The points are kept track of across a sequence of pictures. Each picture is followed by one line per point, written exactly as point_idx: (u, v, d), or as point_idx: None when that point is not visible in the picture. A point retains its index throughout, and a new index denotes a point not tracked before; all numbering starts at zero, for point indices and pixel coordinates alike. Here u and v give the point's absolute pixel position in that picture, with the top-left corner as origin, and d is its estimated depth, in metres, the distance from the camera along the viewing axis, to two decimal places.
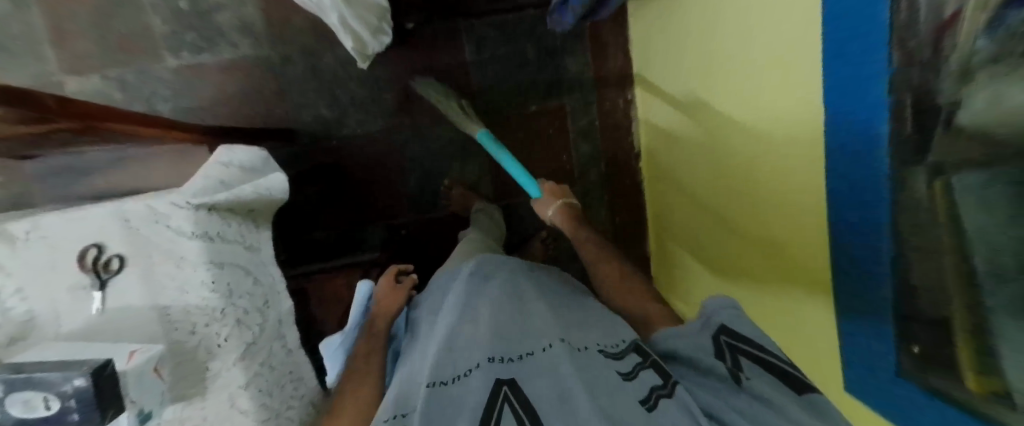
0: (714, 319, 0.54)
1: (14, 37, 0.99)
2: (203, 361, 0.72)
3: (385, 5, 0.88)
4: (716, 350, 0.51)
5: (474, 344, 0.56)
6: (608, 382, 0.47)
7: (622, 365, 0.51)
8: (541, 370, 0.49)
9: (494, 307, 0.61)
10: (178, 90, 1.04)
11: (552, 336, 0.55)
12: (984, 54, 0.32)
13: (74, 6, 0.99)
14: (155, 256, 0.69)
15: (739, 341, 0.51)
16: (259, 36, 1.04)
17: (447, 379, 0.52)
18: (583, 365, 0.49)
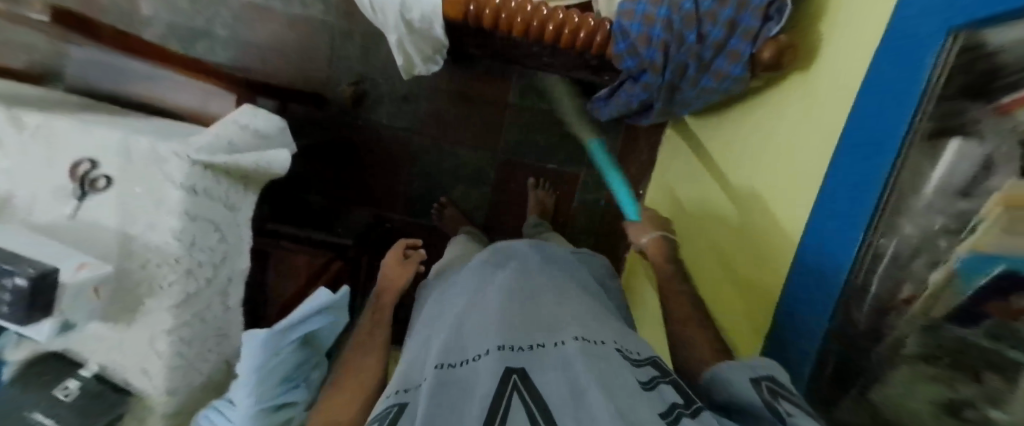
0: (759, 367, 0.47)
1: None
2: (143, 296, 0.62)
3: (446, 41, 0.74)
4: (755, 390, 0.45)
5: (484, 330, 0.52)
6: (622, 384, 0.43)
7: (640, 374, 0.47)
8: (555, 367, 0.45)
9: (505, 295, 0.58)
10: (239, 22, 1.07)
11: (567, 331, 0.51)
12: (920, 349, 0.38)
13: None
14: (139, 181, 0.58)
15: (787, 391, 0.43)
16: (330, 5, 1.07)
17: (456, 362, 0.49)
18: (600, 364, 0.45)
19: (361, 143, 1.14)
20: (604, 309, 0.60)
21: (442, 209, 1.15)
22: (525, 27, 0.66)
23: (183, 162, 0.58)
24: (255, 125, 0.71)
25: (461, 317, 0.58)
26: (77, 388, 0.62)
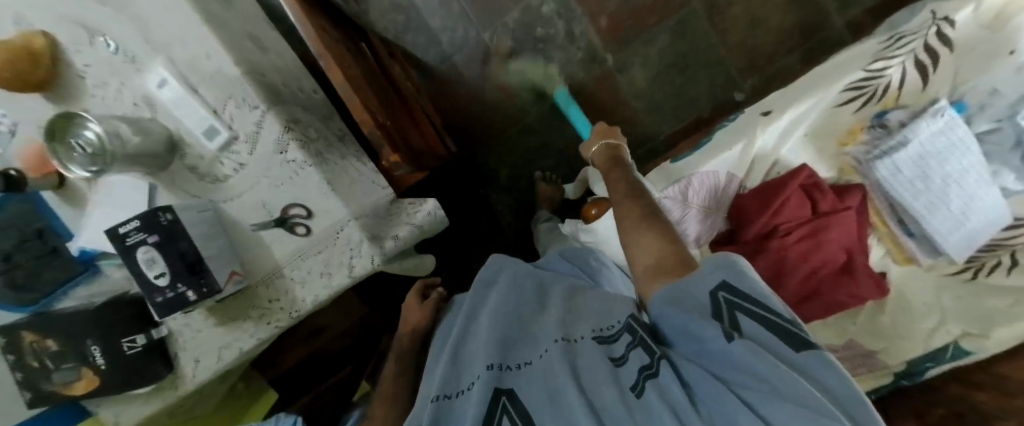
0: (704, 289, 0.40)
1: None
2: (245, 316, 0.62)
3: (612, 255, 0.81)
4: (711, 311, 0.39)
5: (475, 353, 0.52)
6: (594, 376, 0.42)
7: (615, 347, 0.45)
8: (538, 376, 0.45)
9: (491, 309, 0.59)
10: (463, 53, 1.08)
11: (548, 335, 0.50)
12: None
13: None
14: (324, 248, 0.60)
15: (744, 303, 0.38)
16: (542, 101, 1.09)
17: (450, 394, 0.48)
18: (581, 375, 0.42)
19: (471, 211, 1.13)
20: (591, 303, 0.56)
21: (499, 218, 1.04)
22: None
23: (368, 262, 0.60)
24: (424, 227, 0.70)
25: (462, 341, 0.56)
26: (143, 345, 0.60)
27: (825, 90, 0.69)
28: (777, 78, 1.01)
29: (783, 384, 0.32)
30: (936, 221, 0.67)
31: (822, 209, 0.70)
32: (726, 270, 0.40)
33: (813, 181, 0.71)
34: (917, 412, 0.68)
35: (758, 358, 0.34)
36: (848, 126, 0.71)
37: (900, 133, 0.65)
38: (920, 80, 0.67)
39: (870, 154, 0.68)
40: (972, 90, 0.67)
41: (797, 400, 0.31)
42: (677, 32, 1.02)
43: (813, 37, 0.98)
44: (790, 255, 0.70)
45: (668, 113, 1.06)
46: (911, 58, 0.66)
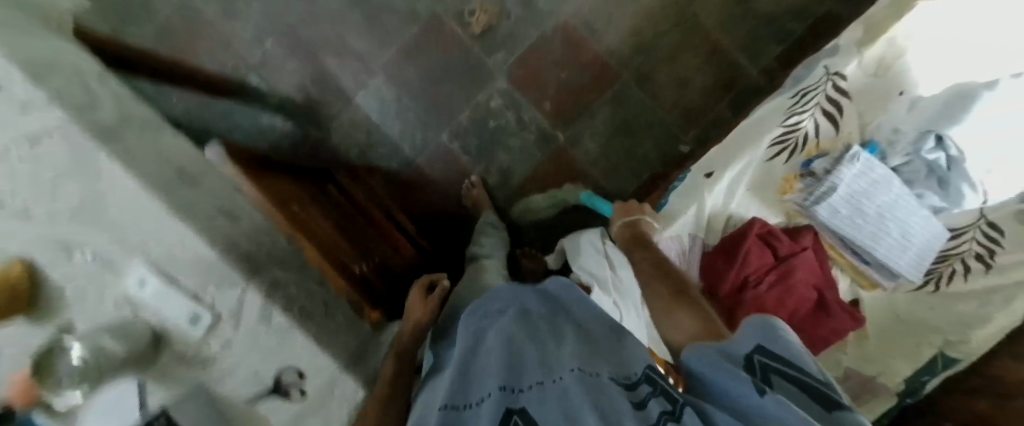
0: (738, 351, 0.40)
1: (384, 27, 1.07)
2: None
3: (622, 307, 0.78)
4: (745, 368, 0.38)
5: (485, 366, 0.46)
6: (610, 407, 0.37)
7: (633, 391, 0.40)
8: (554, 401, 0.39)
9: (503, 325, 0.52)
10: (426, 154, 1.14)
11: (566, 364, 0.44)
12: None
13: (435, 54, 1.08)
14: (318, 408, 0.66)
15: (779, 365, 0.38)
16: (506, 184, 1.14)
17: (459, 404, 0.43)
18: (603, 406, 0.37)
19: None
20: (606, 341, 0.49)
21: (471, 188, 1.11)
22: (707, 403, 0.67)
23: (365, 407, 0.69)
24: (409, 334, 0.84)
25: (473, 351, 0.50)
26: None
27: (754, 148, 0.75)
28: (712, 127, 1.10)
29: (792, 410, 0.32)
30: (885, 249, 0.71)
31: (782, 254, 0.74)
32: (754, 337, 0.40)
33: (767, 228, 0.75)
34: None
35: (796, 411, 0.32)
36: (783, 176, 0.77)
37: (828, 179, 0.71)
38: (831, 128, 0.74)
39: (806, 201, 0.73)
40: (877, 129, 0.74)
41: None
42: (616, 103, 1.10)
43: (736, 87, 1.08)
44: (766, 304, 0.71)
45: (622, 175, 1.12)
46: (821, 108, 0.74)
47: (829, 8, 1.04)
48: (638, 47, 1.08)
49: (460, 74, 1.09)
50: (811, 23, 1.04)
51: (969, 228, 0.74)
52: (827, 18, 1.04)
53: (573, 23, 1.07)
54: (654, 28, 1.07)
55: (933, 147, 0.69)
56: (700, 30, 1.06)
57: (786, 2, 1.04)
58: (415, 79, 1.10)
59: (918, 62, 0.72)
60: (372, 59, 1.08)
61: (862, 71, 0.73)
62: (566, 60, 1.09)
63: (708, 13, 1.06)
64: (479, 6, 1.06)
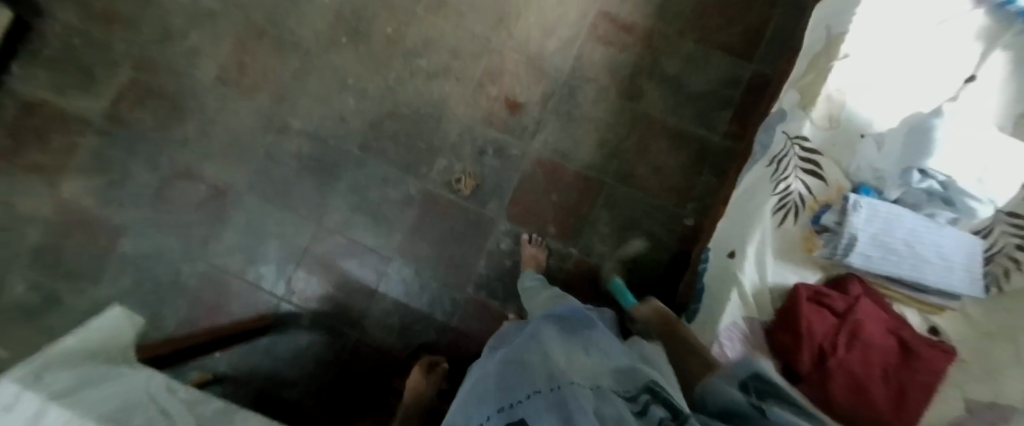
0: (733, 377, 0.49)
1: (387, 216, 1.16)
2: None
3: None
4: (738, 388, 0.46)
5: (484, 394, 0.44)
6: (612, 413, 0.34)
7: (632, 405, 0.37)
8: (547, 403, 0.36)
9: (504, 356, 0.51)
10: (457, 313, 1.14)
11: (565, 375, 0.41)
12: None
13: (438, 222, 1.16)
14: None
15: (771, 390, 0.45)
16: None
17: None
18: (596, 404, 0.35)
19: None
20: (599, 364, 0.46)
21: None
22: None
23: None
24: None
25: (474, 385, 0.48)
26: None
27: (759, 222, 0.78)
28: (709, 195, 1.13)
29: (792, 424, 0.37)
30: (933, 274, 0.69)
31: (840, 311, 0.72)
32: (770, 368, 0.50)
33: (813, 287, 0.75)
34: None
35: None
36: (800, 236, 0.77)
37: (844, 230, 0.71)
38: (820, 182, 0.77)
39: (836, 254, 0.72)
40: (858, 170, 0.77)
41: None
42: (612, 205, 1.15)
43: (711, 155, 1.14)
44: (855, 367, 0.67)
45: (646, 267, 1.12)
46: (800, 169, 0.78)
47: (758, 68, 1.16)
48: (610, 154, 1.16)
49: (465, 234, 1.16)
50: (749, 84, 1.15)
51: (991, 223, 0.76)
52: (760, 76, 1.15)
53: (548, 154, 1.17)
54: (617, 133, 1.17)
55: (920, 178, 0.68)
56: (657, 121, 1.16)
57: (719, 75, 1.16)
58: (427, 250, 1.15)
59: (861, 103, 0.78)
60: (384, 248, 1.15)
61: (818, 128, 0.79)
62: (553, 185, 1.16)
63: (658, 106, 1.17)
64: (461, 172, 1.17)
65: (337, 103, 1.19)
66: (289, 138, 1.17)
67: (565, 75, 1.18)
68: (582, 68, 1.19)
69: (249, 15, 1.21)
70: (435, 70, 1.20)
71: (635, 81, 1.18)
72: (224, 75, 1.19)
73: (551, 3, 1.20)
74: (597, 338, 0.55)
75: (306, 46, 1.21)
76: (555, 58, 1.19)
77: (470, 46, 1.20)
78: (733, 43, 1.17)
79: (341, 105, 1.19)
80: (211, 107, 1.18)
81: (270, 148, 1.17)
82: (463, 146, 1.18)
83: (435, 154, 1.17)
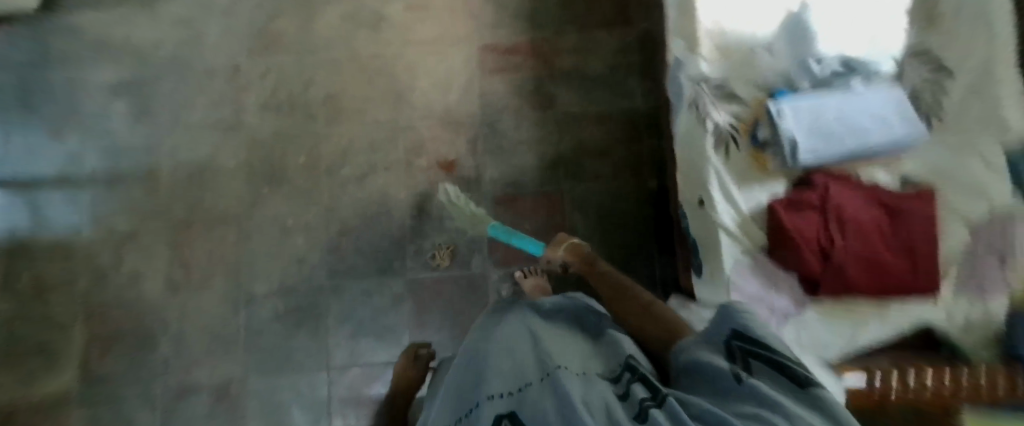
0: (721, 338, 0.41)
1: (386, 325, 1.14)
2: None
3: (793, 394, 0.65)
4: (726, 356, 0.39)
5: (475, 381, 0.46)
6: (601, 397, 0.36)
7: (614, 386, 0.40)
8: (539, 399, 0.38)
9: (485, 339, 0.52)
10: None
11: (550, 363, 0.43)
12: None
13: (435, 305, 1.14)
14: None
15: (753, 344, 0.38)
16: None
17: None
18: (582, 394, 0.36)
19: None
20: (579, 347, 0.51)
21: None
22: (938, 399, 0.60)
23: None
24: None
25: (464, 365, 0.50)
26: None
27: (709, 165, 0.79)
28: (658, 154, 1.15)
29: (760, 390, 0.31)
30: (875, 136, 0.72)
31: (818, 203, 0.72)
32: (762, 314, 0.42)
33: (785, 198, 0.75)
34: None
35: (765, 391, 0.31)
36: (749, 157, 0.79)
37: (783, 136, 0.75)
38: (740, 105, 0.81)
39: (788, 161, 0.75)
40: (766, 79, 0.82)
41: (764, 406, 0.30)
42: (579, 206, 1.15)
43: (641, 118, 1.17)
44: (858, 248, 0.69)
45: (639, 245, 1.12)
46: (717, 104, 0.82)
47: (640, 26, 1.21)
48: (554, 164, 1.18)
49: (466, 303, 1.14)
50: (639, 43, 1.20)
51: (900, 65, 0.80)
52: (645, 32, 1.20)
53: (500, 192, 1.18)
54: (550, 143, 1.19)
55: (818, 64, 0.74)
56: (578, 114, 1.19)
57: (610, 49, 1.20)
58: (438, 336, 1.13)
59: (737, 24, 0.83)
60: (398, 355, 1.13)
61: (711, 63, 0.83)
62: (519, 216, 1.16)
63: (572, 101, 1.19)
64: (433, 250, 1.17)
65: (289, 250, 1.19)
66: (261, 304, 1.16)
67: (477, 117, 1.20)
68: (488, 103, 1.21)
69: (170, 215, 1.22)
70: (361, 172, 1.21)
71: (540, 90, 1.21)
72: (173, 280, 1.18)
73: (431, 64, 1.24)
74: (570, 315, 0.60)
75: (235, 214, 1.21)
76: (461, 107, 1.21)
77: (381, 136, 1.22)
78: (607, 16, 1.22)
79: (294, 249, 1.19)
80: (176, 316, 1.17)
81: (249, 323, 1.16)
82: (422, 225, 1.18)
83: (400, 245, 1.17)
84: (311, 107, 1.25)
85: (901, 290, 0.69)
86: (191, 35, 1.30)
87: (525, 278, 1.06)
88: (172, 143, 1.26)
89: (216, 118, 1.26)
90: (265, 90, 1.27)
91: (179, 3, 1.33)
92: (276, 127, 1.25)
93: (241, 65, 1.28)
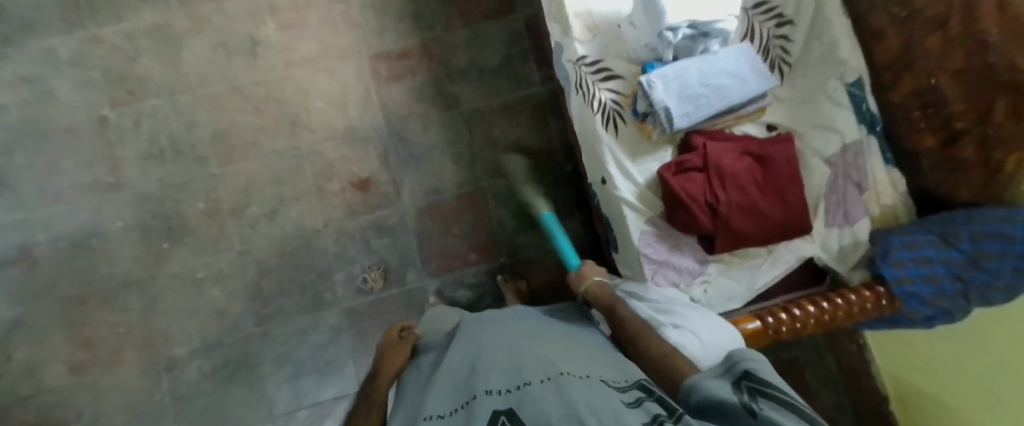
0: (737, 366, 0.45)
1: (328, 357, 1.11)
2: None
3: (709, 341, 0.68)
4: (734, 390, 0.42)
5: (489, 369, 0.53)
6: (601, 399, 0.40)
7: (625, 397, 0.43)
8: (533, 399, 0.42)
9: (499, 339, 0.62)
10: None
11: (552, 373, 0.47)
12: None
13: (376, 327, 1.12)
14: None
15: (762, 382, 0.41)
16: None
17: (446, 412, 0.49)
18: (582, 393, 0.41)
19: None
20: (595, 360, 0.55)
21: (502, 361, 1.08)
22: (817, 320, 0.71)
23: None
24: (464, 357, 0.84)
25: (477, 354, 0.60)
26: None
27: (601, 144, 0.83)
28: (564, 138, 1.19)
29: None
30: (737, 93, 0.77)
31: (700, 164, 0.78)
32: (771, 365, 0.45)
33: (672, 163, 0.79)
34: (949, 124, 0.69)
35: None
36: (635, 130, 0.84)
37: (656, 107, 0.76)
38: (618, 82, 0.84)
39: (665, 129, 0.78)
40: (634, 54, 0.84)
41: None
42: (500, 202, 1.17)
43: (542, 106, 1.20)
44: (738, 199, 0.76)
45: (563, 228, 1.16)
46: (598, 83, 0.84)
47: (524, 14, 1.22)
48: (469, 164, 1.18)
49: (407, 318, 1.13)
50: (527, 31, 1.21)
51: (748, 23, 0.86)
52: (530, 20, 1.21)
53: (421, 202, 1.17)
54: (461, 144, 1.18)
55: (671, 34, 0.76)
56: (483, 111, 1.19)
57: (501, 41, 1.21)
58: None
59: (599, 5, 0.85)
60: (347, 384, 1.10)
61: (585, 44, 0.85)
62: (444, 222, 1.16)
63: (474, 98, 1.19)
64: (364, 273, 1.14)
65: (206, 303, 1.12)
66: (186, 365, 1.09)
67: (383, 130, 1.18)
68: (391, 114, 1.18)
69: (58, 293, 1.11)
70: (270, 208, 1.15)
71: (441, 93, 1.20)
72: (77, 362, 1.09)
73: (323, 82, 1.19)
74: (591, 343, 0.65)
75: (136, 277, 1.12)
76: (363, 122, 1.18)
77: (285, 166, 1.16)
78: (491, 8, 1.22)
79: (211, 301, 1.12)
80: (90, 398, 1.07)
81: (177, 388, 1.09)
82: (347, 249, 1.14)
83: (328, 275, 1.14)
84: (199, 149, 1.17)
85: (780, 230, 0.77)
86: (40, 92, 1.17)
87: (506, 283, 1.10)
88: (43, 214, 1.13)
89: (91, 179, 1.15)
90: (141, 138, 1.17)
91: (13, 56, 1.17)
92: (164, 176, 1.15)
93: (108, 116, 1.17)
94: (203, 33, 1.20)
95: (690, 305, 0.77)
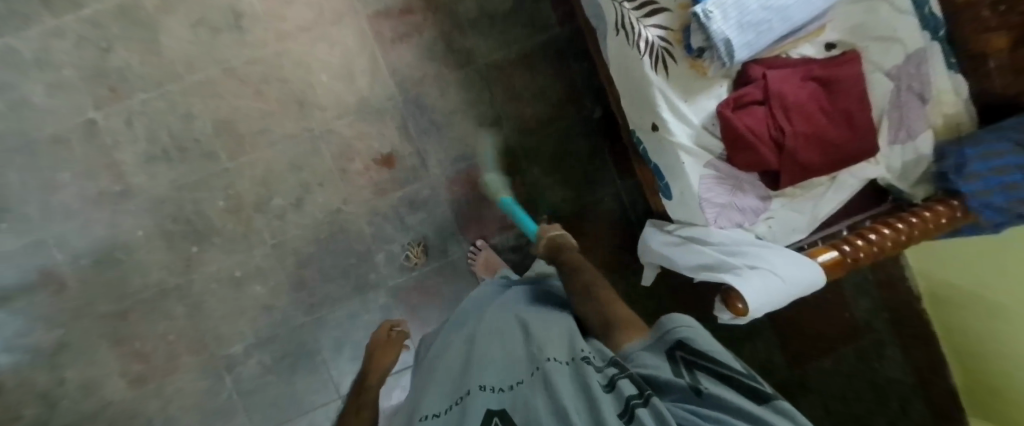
0: (671, 336, 0.43)
1: None
2: None
3: (781, 277, 0.69)
4: (671, 365, 0.41)
5: (484, 357, 0.47)
6: (586, 392, 0.35)
7: (601, 377, 0.39)
8: (526, 395, 0.37)
9: (492, 320, 0.57)
10: None
11: (541, 356, 0.42)
12: None
13: (423, 299, 1.12)
14: None
15: (700, 355, 0.40)
16: None
17: (439, 409, 0.42)
18: (578, 385, 0.36)
19: None
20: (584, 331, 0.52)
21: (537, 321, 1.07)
22: (894, 242, 0.70)
23: None
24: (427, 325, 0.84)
25: (471, 340, 0.54)
26: None
27: (653, 87, 0.77)
28: (593, 84, 1.13)
29: (730, 411, 0.33)
30: (799, 13, 0.72)
31: (761, 97, 0.74)
32: (699, 328, 0.44)
33: (730, 98, 0.75)
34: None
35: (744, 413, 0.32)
36: (687, 68, 0.78)
37: (716, 41, 0.70)
38: (664, 16, 0.77)
39: (725, 63, 0.73)
40: None
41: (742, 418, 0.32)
42: (532, 160, 1.12)
43: (565, 51, 1.12)
44: (804, 128, 0.73)
45: (600, 179, 1.13)
46: (642, 20, 0.77)
47: None
48: (494, 123, 1.12)
49: (453, 287, 1.13)
50: None
51: None
52: None
53: (449, 169, 1.12)
54: (483, 103, 1.11)
55: None
56: (500, 64, 1.11)
57: None
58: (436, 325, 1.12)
59: None
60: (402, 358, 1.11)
61: None
62: (476, 186, 1.12)
63: (490, 52, 1.11)
64: (404, 250, 1.11)
65: (250, 301, 1.09)
66: (244, 362, 1.09)
67: (397, 98, 1.10)
68: (403, 78, 1.10)
69: (96, 310, 1.07)
70: (294, 196, 1.10)
71: (453, 49, 1.11)
72: (134, 374, 1.08)
73: (321, 52, 1.09)
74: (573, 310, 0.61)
75: (172, 285, 1.08)
76: (374, 92, 1.10)
77: (300, 151, 1.09)
78: None
79: (255, 298, 1.09)
80: (157, 406, 1.08)
81: (240, 385, 1.09)
82: (381, 228, 1.11)
83: (366, 256, 1.11)
84: (204, 143, 1.08)
85: (846, 153, 0.75)
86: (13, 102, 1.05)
87: None
88: (56, 233, 1.07)
89: (96, 189, 1.07)
90: (139, 139, 1.08)
91: None
92: (174, 177, 1.08)
93: (95, 119, 1.07)
94: (177, 12, 1.07)
95: (759, 243, 0.78)
